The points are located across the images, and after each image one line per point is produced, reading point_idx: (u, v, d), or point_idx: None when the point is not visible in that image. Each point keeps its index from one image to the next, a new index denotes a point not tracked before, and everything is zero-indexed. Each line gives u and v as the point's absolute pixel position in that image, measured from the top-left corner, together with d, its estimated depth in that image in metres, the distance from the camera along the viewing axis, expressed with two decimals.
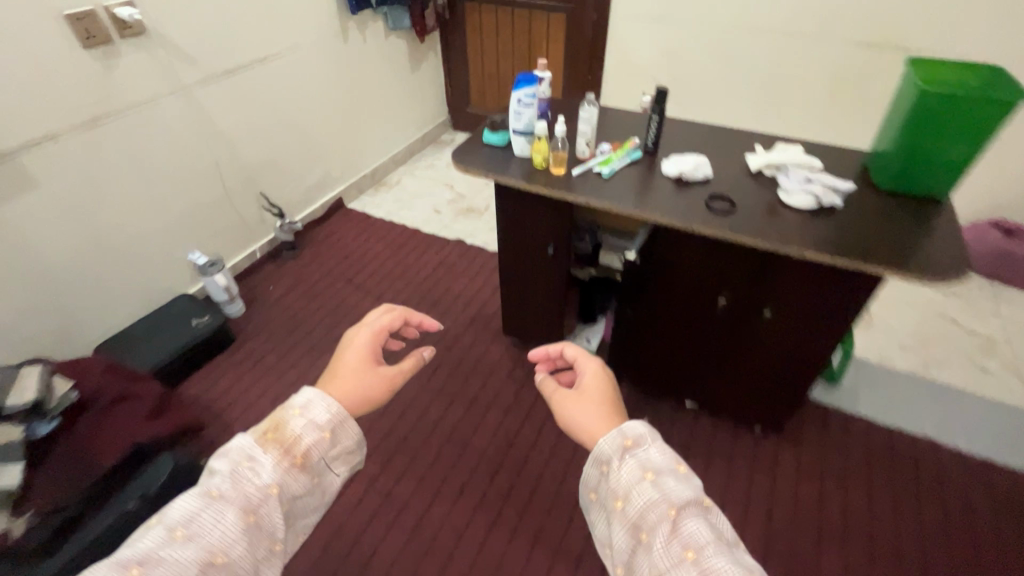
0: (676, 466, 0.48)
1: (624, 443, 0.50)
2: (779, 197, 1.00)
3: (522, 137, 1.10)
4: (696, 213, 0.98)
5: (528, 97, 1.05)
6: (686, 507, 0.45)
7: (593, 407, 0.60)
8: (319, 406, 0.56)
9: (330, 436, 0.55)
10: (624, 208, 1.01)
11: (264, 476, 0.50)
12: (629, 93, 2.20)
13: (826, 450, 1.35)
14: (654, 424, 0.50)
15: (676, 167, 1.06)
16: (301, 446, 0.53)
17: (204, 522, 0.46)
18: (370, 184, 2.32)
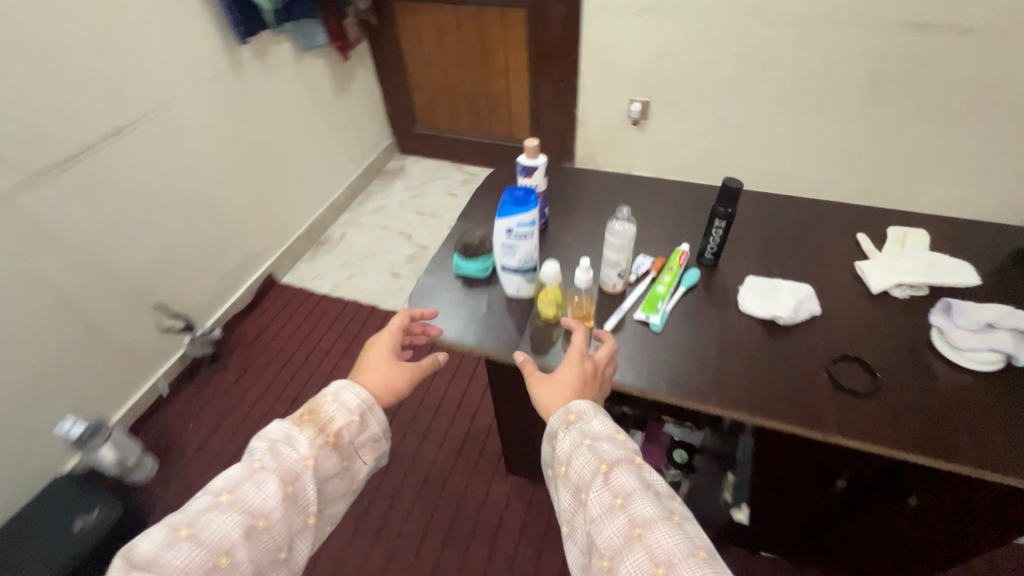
0: (614, 435, 0.54)
1: (568, 418, 0.56)
2: (938, 349, 0.63)
3: (520, 277, 0.71)
4: (831, 407, 0.60)
5: (524, 225, 0.65)
6: (618, 463, 0.51)
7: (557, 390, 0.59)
8: (349, 393, 0.62)
9: (359, 419, 0.61)
10: (699, 398, 0.62)
11: (304, 448, 0.57)
12: (612, 99, 1.78)
13: None
14: (596, 401, 0.57)
15: (764, 304, 0.69)
16: (335, 427, 0.59)
17: (250, 488, 0.53)
18: (307, 245, 1.87)
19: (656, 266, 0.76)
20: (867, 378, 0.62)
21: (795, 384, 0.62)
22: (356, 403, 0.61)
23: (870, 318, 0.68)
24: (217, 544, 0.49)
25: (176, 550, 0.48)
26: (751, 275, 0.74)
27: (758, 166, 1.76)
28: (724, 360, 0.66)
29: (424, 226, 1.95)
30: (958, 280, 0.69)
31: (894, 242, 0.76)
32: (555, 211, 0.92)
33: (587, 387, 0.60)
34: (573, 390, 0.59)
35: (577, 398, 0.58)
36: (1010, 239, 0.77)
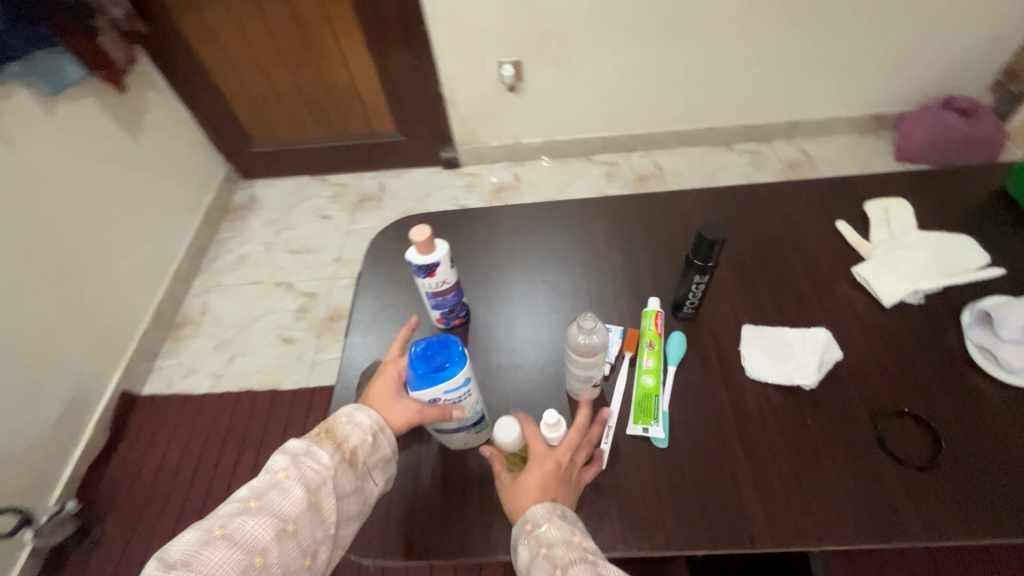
0: (574, 536, 0.40)
1: (524, 529, 0.42)
2: (979, 365, 0.52)
3: (465, 434, 0.54)
4: (907, 500, 0.46)
5: (453, 391, 0.49)
6: (572, 563, 0.38)
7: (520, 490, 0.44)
8: (360, 417, 0.48)
9: (373, 440, 0.48)
10: (749, 542, 0.46)
11: (326, 458, 0.45)
12: (478, 66, 1.50)
13: None
14: (554, 500, 0.43)
15: (778, 365, 0.54)
16: (351, 445, 0.47)
17: (277, 492, 0.42)
18: (163, 335, 1.47)
19: (630, 344, 0.58)
20: (926, 438, 0.49)
21: (855, 477, 0.48)
22: (365, 422, 0.48)
23: (905, 344, 0.55)
24: (250, 547, 0.38)
25: (206, 553, 0.37)
26: (745, 322, 0.58)
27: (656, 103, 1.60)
28: (758, 466, 0.50)
29: (303, 266, 1.59)
30: (971, 266, 0.58)
31: (882, 225, 0.63)
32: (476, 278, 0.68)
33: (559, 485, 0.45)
34: (532, 492, 0.44)
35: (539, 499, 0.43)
36: (990, 185, 0.67)
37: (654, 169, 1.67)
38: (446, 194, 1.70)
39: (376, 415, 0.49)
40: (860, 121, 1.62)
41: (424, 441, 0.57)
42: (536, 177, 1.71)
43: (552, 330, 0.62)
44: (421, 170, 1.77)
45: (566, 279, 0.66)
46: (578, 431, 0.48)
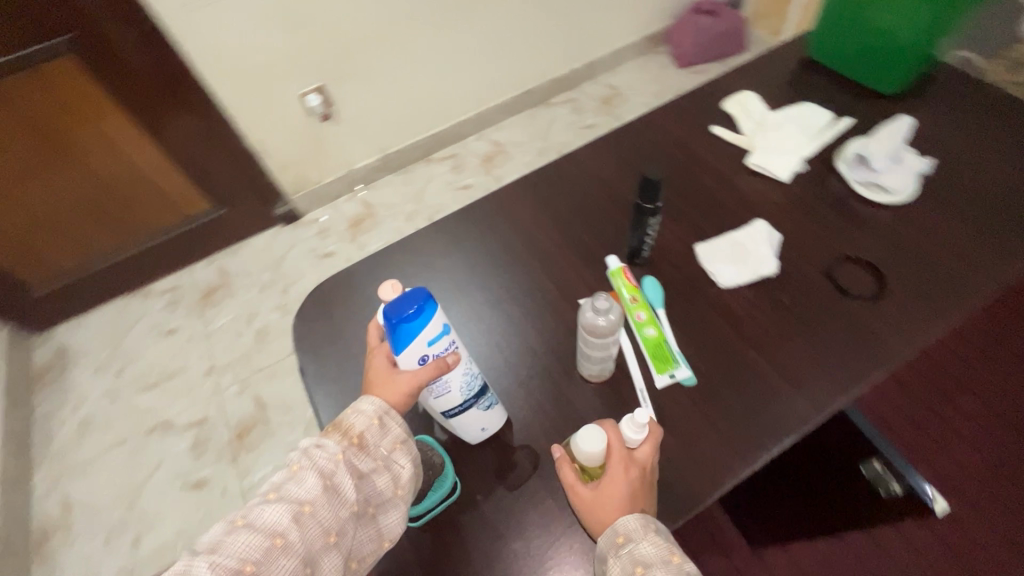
0: (671, 557, 0.40)
1: (618, 545, 0.42)
2: (869, 198, 0.63)
3: (476, 412, 0.50)
4: (885, 327, 0.54)
5: (436, 341, 0.45)
6: None
7: (606, 506, 0.44)
8: (361, 403, 0.46)
9: (380, 421, 0.45)
10: (803, 425, 0.50)
11: (335, 445, 0.43)
12: (280, 106, 1.36)
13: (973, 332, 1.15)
14: (646, 517, 0.42)
15: (741, 267, 0.58)
16: (358, 430, 0.45)
17: (293, 481, 0.41)
18: (25, 564, 1.12)
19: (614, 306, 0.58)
20: (870, 275, 0.58)
21: (844, 329, 0.55)
22: (369, 407, 0.45)
23: (817, 205, 0.63)
24: (269, 529, 0.39)
25: (228, 542, 0.38)
26: (694, 242, 0.62)
27: (471, 83, 1.60)
28: (770, 357, 0.54)
29: (175, 396, 1.32)
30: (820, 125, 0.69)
31: (745, 116, 0.72)
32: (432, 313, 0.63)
33: (640, 491, 0.45)
34: (620, 507, 0.44)
35: (625, 510, 0.43)
36: (795, 58, 0.80)
37: (495, 147, 1.69)
38: (302, 249, 1.53)
39: (380, 400, 0.46)
40: (640, 44, 1.81)
41: (480, 499, 0.51)
42: (387, 196, 1.62)
43: (536, 323, 0.59)
44: (260, 237, 1.56)
45: (522, 271, 0.63)
46: (653, 434, 0.46)
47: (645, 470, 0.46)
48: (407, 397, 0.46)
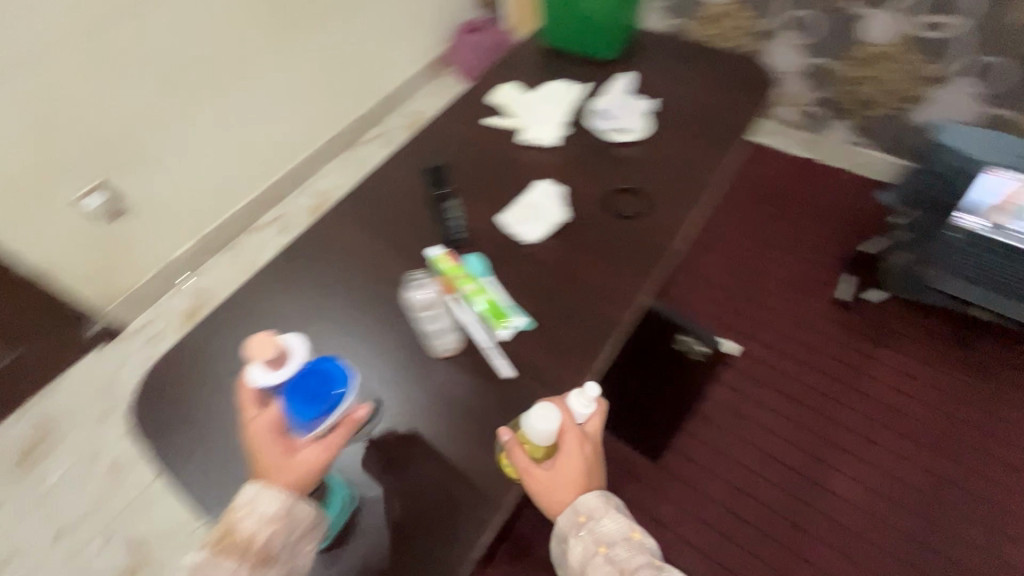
0: (630, 533, 0.51)
1: (578, 520, 0.52)
2: (618, 140, 0.77)
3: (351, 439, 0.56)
4: (650, 230, 0.68)
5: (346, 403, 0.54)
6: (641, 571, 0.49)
7: (565, 488, 0.52)
8: (258, 504, 0.47)
9: (280, 526, 0.46)
10: (616, 325, 0.61)
11: (233, 567, 0.45)
12: (57, 217, 1.21)
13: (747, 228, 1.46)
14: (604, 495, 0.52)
15: (538, 222, 0.69)
16: (260, 540, 0.46)
17: None
18: None
19: (447, 288, 0.63)
20: (631, 195, 0.72)
21: (624, 243, 0.67)
22: (271, 509, 0.46)
23: (580, 155, 0.76)
24: None
25: None
26: (495, 214, 0.70)
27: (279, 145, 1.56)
28: (577, 282, 0.65)
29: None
30: (567, 94, 0.83)
31: (508, 102, 0.83)
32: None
33: (591, 465, 0.54)
34: (581, 482, 0.53)
35: (582, 487, 0.52)
36: (535, 48, 0.94)
37: (320, 196, 1.67)
38: (137, 361, 1.37)
39: (285, 492, 0.47)
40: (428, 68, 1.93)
41: (375, 497, 0.54)
42: (219, 277, 1.51)
43: (381, 325, 0.63)
44: (79, 365, 1.36)
45: (353, 285, 0.66)
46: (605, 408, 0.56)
47: (593, 448, 0.55)
48: (318, 472, 0.49)
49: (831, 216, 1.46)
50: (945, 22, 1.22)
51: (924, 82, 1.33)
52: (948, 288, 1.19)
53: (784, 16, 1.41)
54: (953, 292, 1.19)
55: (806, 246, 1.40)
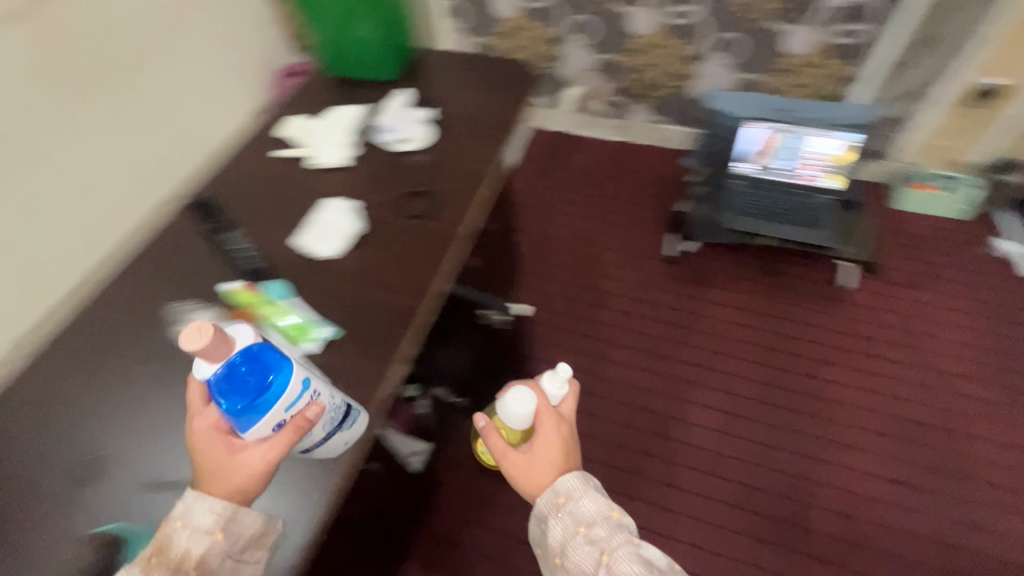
0: (609, 513, 0.57)
1: (558, 503, 0.58)
2: (404, 150, 0.83)
3: (340, 433, 0.57)
4: (438, 223, 0.75)
5: (291, 405, 0.50)
6: (617, 548, 0.54)
7: (547, 467, 0.61)
8: (197, 515, 0.48)
9: (220, 537, 0.47)
10: (414, 312, 0.67)
11: None
12: None
13: (579, 214, 1.63)
14: (584, 476, 0.59)
15: (334, 238, 0.72)
16: (195, 556, 0.47)
17: None
18: None
19: (248, 318, 0.63)
20: (418, 197, 0.78)
21: (416, 239, 0.74)
22: (209, 523, 0.48)
23: (368, 169, 0.81)
24: None
25: None
26: (289, 239, 0.72)
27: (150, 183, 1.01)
28: (376, 282, 0.69)
29: None
30: (349, 115, 0.87)
31: (294, 133, 0.86)
32: (89, 411, 0.61)
33: (568, 446, 0.64)
34: (559, 462, 0.61)
35: (560, 468, 0.61)
36: (322, 80, 0.99)
37: None
38: None
39: (223, 502, 0.49)
40: None
41: None
42: None
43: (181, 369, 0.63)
44: None
45: (157, 333, 0.66)
46: (575, 391, 0.70)
47: (569, 431, 0.66)
48: (261, 479, 0.49)
49: (645, 189, 1.68)
50: (687, 10, 1.45)
51: (687, 60, 1.56)
52: (740, 226, 1.36)
53: (567, 22, 1.59)
54: (744, 228, 1.35)
55: (629, 218, 1.60)
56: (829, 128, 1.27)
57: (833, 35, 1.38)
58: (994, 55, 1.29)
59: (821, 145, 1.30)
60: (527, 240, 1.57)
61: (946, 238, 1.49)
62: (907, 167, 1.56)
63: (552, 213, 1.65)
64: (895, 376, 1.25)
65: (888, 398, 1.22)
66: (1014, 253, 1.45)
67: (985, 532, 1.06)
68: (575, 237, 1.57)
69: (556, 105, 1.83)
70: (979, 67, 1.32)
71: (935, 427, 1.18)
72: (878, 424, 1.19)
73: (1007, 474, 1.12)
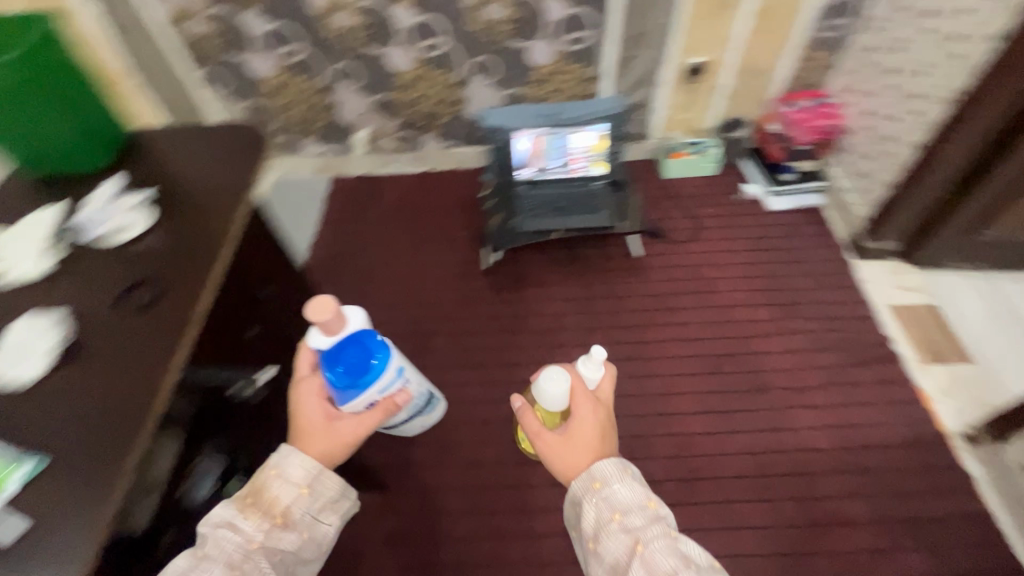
0: (646, 505, 0.66)
1: (594, 487, 0.69)
2: (120, 242, 0.77)
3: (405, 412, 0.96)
4: (169, 307, 0.70)
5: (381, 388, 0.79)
6: (650, 537, 0.62)
7: (582, 451, 0.73)
8: (290, 470, 0.70)
9: (305, 492, 0.70)
10: (145, 410, 0.62)
11: (252, 526, 0.66)
12: None
13: (395, 250, 1.65)
14: (623, 463, 0.70)
15: (31, 361, 0.65)
16: (283, 506, 0.68)
17: (208, 559, 0.62)
18: None
19: None
20: (140, 287, 0.72)
21: (146, 330, 0.68)
22: (299, 477, 0.70)
23: (83, 270, 0.75)
24: None
25: None
26: None
27: None
28: (101, 391, 0.63)
29: None
30: (49, 217, 0.79)
31: None
32: None
33: (601, 431, 0.76)
34: (591, 448, 0.74)
35: (594, 454, 0.73)
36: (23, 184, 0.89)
37: None
38: None
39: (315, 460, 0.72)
40: None
41: None
42: None
43: None
44: None
45: None
46: (609, 376, 0.86)
47: (602, 416, 0.78)
48: (345, 447, 0.75)
49: (454, 210, 1.74)
50: (435, 42, 1.54)
51: (454, 86, 1.66)
52: (532, 225, 1.45)
53: (329, 71, 1.61)
54: (533, 227, 1.45)
55: (443, 241, 1.66)
56: (583, 124, 1.45)
57: (566, 44, 1.55)
58: (689, 40, 1.54)
59: (580, 139, 1.46)
60: (349, 290, 1.57)
61: (706, 193, 1.74)
62: (663, 141, 1.81)
63: (370, 255, 1.65)
64: (689, 321, 1.43)
65: (688, 342, 1.39)
66: (755, 194, 1.72)
67: (783, 431, 1.23)
68: (395, 275, 1.60)
69: (350, 149, 1.85)
70: (683, 51, 1.57)
71: (728, 354, 1.36)
72: (684, 366, 1.35)
73: (787, 374, 1.32)
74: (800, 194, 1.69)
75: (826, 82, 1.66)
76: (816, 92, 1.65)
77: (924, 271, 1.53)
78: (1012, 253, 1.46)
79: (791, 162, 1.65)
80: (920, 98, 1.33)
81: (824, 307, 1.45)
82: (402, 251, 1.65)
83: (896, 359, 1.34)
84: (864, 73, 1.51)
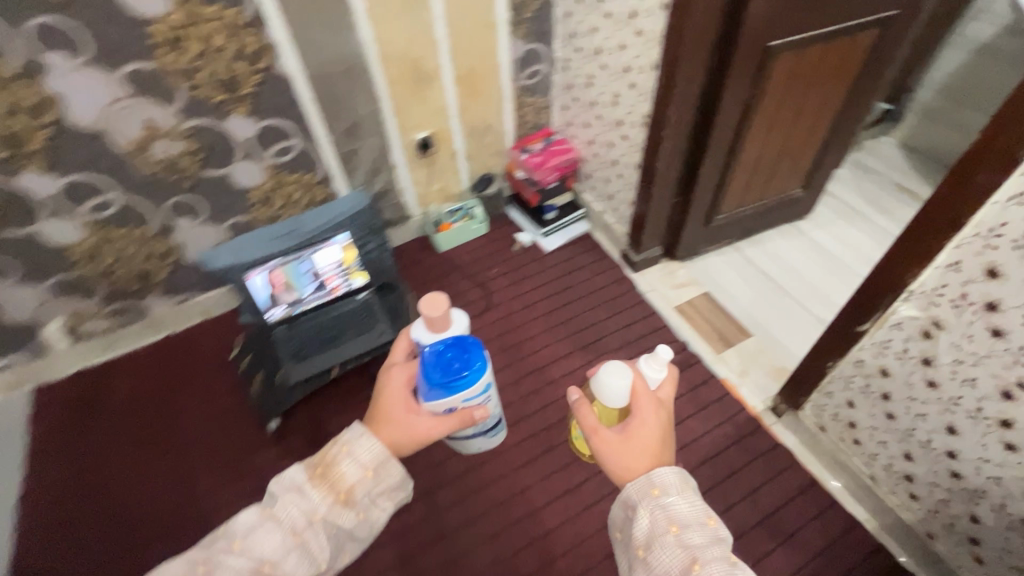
0: (707, 520, 0.66)
1: (652, 493, 0.68)
2: None
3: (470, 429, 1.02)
4: None
5: (467, 397, 0.81)
6: (709, 559, 0.62)
7: (639, 449, 0.72)
8: (362, 447, 0.71)
9: (371, 474, 0.71)
10: None
11: (315, 499, 0.69)
12: None
13: (149, 453, 1.29)
14: (681, 471, 0.69)
15: None
16: (346, 487, 0.70)
17: (261, 531, 0.67)
18: None
19: None
20: None
21: None
22: (366, 459, 0.71)
23: None
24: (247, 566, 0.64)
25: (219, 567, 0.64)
26: None
27: None
28: None
29: None
30: None
31: None
32: None
33: (661, 428, 0.75)
34: (650, 450, 0.72)
35: (649, 454, 0.72)
36: None
37: None
38: None
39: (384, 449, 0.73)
40: None
41: None
42: None
43: None
44: None
45: None
46: (670, 377, 0.82)
47: (661, 407, 0.78)
48: (415, 445, 0.77)
49: (215, 371, 1.43)
50: (104, 200, 1.23)
51: (159, 238, 1.36)
52: (299, 373, 1.24)
53: None
54: (303, 373, 1.24)
55: (210, 418, 1.34)
56: (322, 242, 1.29)
57: (274, 158, 1.36)
58: (408, 119, 1.48)
59: (324, 257, 1.30)
60: (92, 539, 1.17)
61: (486, 254, 1.69)
62: (427, 216, 1.72)
63: (113, 475, 1.26)
64: (513, 401, 1.35)
65: (519, 426, 1.32)
66: (530, 240, 1.72)
67: None
68: (156, 487, 1.24)
69: (47, 349, 1.42)
70: (405, 131, 1.49)
71: (558, 422, 1.31)
72: (521, 456, 1.26)
73: None
74: (568, 227, 1.73)
75: (550, 120, 1.73)
76: (545, 133, 1.72)
77: (689, 263, 1.66)
78: (744, 226, 1.66)
79: (547, 202, 1.67)
80: (623, 124, 1.43)
81: (625, 332, 1.48)
82: (158, 452, 1.29)
83: (698, 360, 1.40)
84: (573, 108, 1.60)
